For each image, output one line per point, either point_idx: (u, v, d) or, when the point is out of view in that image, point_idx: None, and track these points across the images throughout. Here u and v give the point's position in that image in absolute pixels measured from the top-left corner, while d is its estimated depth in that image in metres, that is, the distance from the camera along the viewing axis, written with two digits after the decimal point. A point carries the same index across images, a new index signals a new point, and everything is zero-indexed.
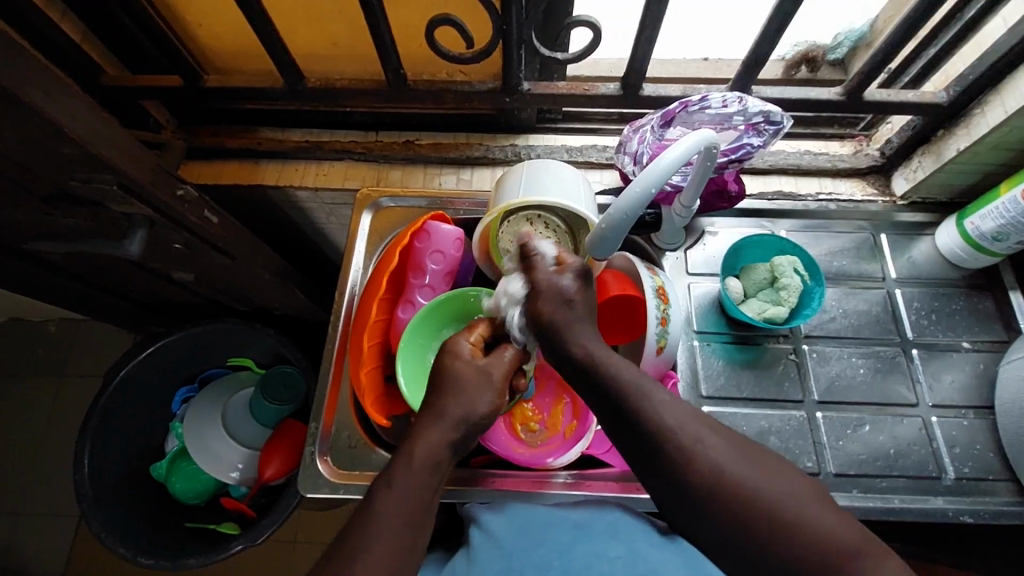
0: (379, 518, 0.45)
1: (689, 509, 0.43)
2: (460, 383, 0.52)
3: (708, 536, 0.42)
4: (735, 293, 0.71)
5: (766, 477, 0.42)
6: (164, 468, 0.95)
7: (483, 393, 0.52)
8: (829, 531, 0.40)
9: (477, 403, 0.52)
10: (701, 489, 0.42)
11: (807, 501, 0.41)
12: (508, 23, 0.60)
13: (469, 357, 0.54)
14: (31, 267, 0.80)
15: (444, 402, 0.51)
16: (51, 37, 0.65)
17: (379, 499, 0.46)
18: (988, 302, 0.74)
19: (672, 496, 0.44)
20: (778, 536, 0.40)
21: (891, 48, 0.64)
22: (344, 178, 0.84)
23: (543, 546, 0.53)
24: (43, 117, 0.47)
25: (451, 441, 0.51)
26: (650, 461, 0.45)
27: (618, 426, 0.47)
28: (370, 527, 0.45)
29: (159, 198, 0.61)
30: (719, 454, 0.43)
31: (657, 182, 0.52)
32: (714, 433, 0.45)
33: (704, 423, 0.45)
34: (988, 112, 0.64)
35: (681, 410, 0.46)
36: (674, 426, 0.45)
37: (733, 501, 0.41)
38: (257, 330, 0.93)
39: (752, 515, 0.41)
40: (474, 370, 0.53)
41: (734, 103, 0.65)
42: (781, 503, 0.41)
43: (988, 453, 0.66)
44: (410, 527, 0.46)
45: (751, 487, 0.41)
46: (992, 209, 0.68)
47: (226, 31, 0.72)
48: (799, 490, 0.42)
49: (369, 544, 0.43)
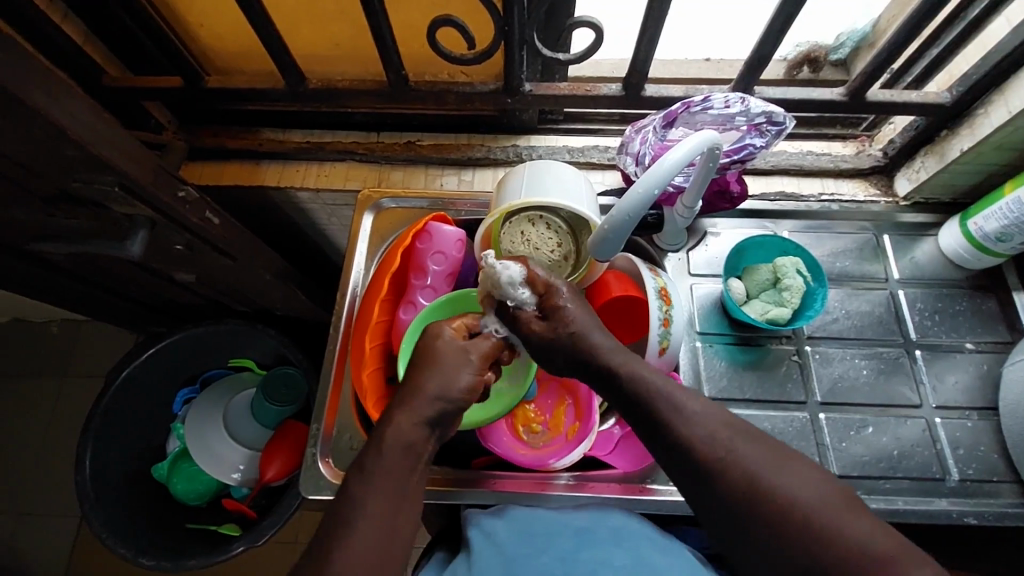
0: (360, 500, 0.46)
1: (724, 520, 0.43)
2: (437, 362, 0.53)
3: (726, 527, 0.43)
4: (738, 294, 0.71)
5: (798, 485, 0.42)
6: (165, 469, 0.95)
7: (459, 370, 0.53)
8: (848, 518, 0.40)
9: (454, 380, 0.52)
10: (732, 498, 0.43)
11: (842, 512, 0.40)
12: (510, 24, 0.60)
13: (450, 337, 0.55)
14: (32, 268, 0.80)
15: (421, 381, 0.52)
16: (52, 38, 0.65)
17: (357, 482, 0.47)
18: (991, 303, 0.74)
19: (708, 508, 0.44)
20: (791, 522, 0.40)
21: (894, 48, 0.64)
22: (345, 179, 0.84)
23: (546, 554, 0.53)
24: (44, 118, 0.47)
25: (427, 418, 0.51)
26: (668, 453, 0.47)
27: (651, 437, 0.48)
28: (352, 511, 0.45)
29: (161, 199, 0.61)
30: (751, 461, 0.43)
31: (660, 183, 0.51)
32: (747, 441, 0.45)
33: (736, 431, 0.46)
34: (992, 112, 0.64)
35: (714, 419, 0.47)
36: (688, 419, 0.47)
37: (765, 509, 0.41)
38: (258, 331, 0.93)
39: (784, 522, 0.40)
40: (452, 348, 0.54)
41: (736, 103, 0.64)
42: (813, 510, 0.40)
43: (992, 454, 0.66)
44: (391, 511, 0.46)
45: (778, 491, 0.41)
46: (996, 209, 0.67)
47: (228, 32, 0.72)
48: (832, 497, 0.41)
49: (352, 525, 0.44)
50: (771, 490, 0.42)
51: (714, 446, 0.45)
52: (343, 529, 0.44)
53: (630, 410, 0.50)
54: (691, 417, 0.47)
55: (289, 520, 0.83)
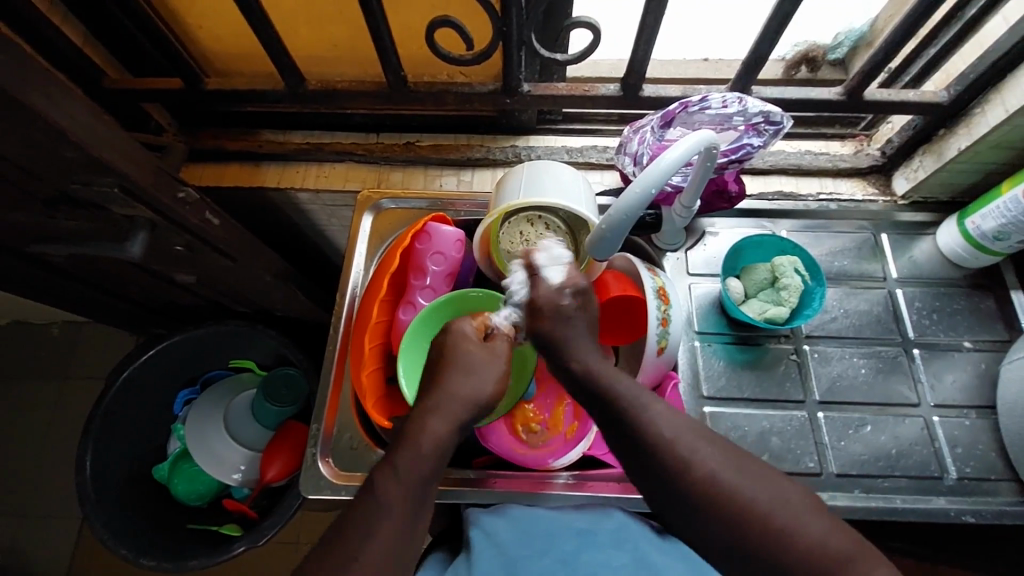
0: (382, 506, 0.46)
1: (689, 521, 0.45)
2: (469, 364, 0.53)
3: (689, 525, 0.45)
4: (736, 292, 0.71)
5: (757, 486, 0.44)
6: (166, 470, 0.96)
7: (492, 376, 0.54)
8: (807, 521, 0.43)
9: (485, 386, 0.53)
10: (696, 500, 0.44)
11: (802, 510, 0.43)
12: (508, 24, 0.60)
13: (478, 338, 0.56)
14: (34, 270, 0.80)
15: (452, 384, 0.52)
16: (52, 41, 0.65)
17: (381, 486, 0.47)
18: (989, 302, 0.74)
19: (675, 507, 0.46)
20: (754, 525, 0.43)
21: (891, 47, 0.64)
22: (344, 180, 0.84)
23: (547, 556, 0.53)
24: (44, 121, 0.47)
25: (458, 422, 0.51)
26: (637, 456, 0.48)
27: (618, 437, 0.49)
28: (372, 516, 0.45)
29: (161, 200, 0.61)
30: (714, 463, 0.45)
31: (657, 182, 0.52)
32: (706, 441, 0.47)
33: (694, 432, 0.47)
34: (989, 111, 0.64)
35: (670, 417, 0.48)
36: (658, 423, 0.48)
37: (728, 512, 0.43)
38: (258, 331, 0.94)
39: (749, 526, 0.43)
40: (481, 350, 0.55)
41: (734, 103, 0.65)
42: (774, 510, 0.43)
43: (989, 453, 0.66)
44: (413, 516, 0.46)
45: (742, 496, 0.44)
46: (994, 208, 0.67)
47: (228, 34, 0.72)
48: (783, 492, 0.44)
49: (370, 531, 0.44)
50: (735, 492, 0.44)
51: (676, 447, 0.46)
52: (359, 536, 0.44)
53: (594, 410, 0.51)
54: (654, 418, 0.48)
55: (290, 520, 0.83)
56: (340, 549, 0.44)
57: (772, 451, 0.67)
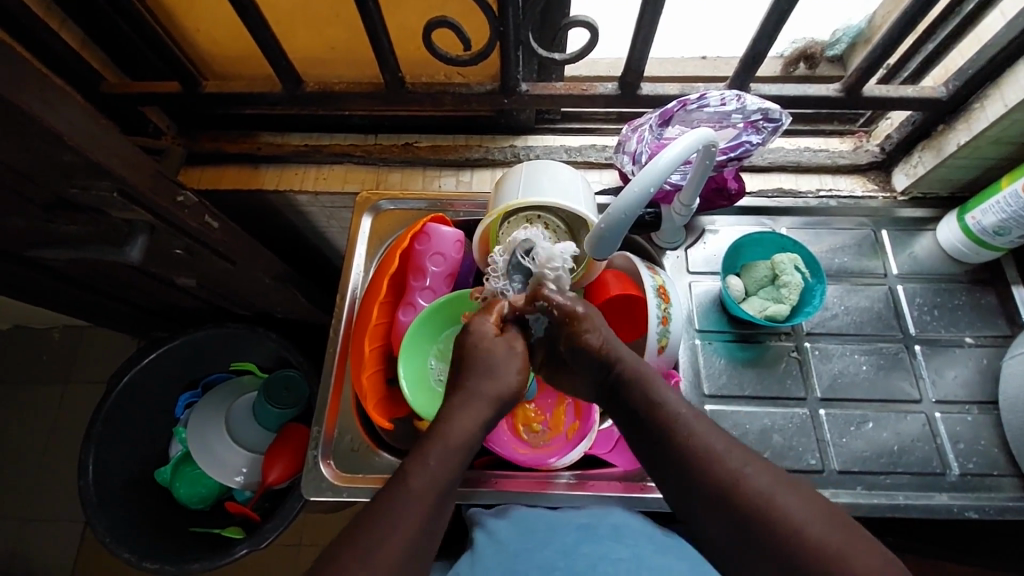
0: (412, 496, 0.48)
1: (721, 524, 0.46)
2: (489, 364, 0.54)
3: (716, 530, 0.46)
4: (736, 290, 0.71)
5: (806, 508, 0.44)
6: (168, 473, 0.96)
7: (514, 370, 0.55)
8: (831, 538, 0.43)
9: (510, 380, 0.55)
10: (744, 515, 0.45)
11: (831, 528, 0.43)
12: (505, 24, 0.60)
13: (493, 333, 0.56)
14: (35, 275, 0.80)
15: (477, 384, 0.54)
16: (49, 45, 0.65)
17: (415, 474, 0.49)
18: (990, 297, 0.74)
19: (714, 522, 0.46)
20: (778, 535, 0.43)
21: (889, 43, 0.64)
22: (343, 182, 0.84)
23: (548, 547, 0.53)
24: (41, 124, 0.47)
25: (483, 418, 0.53)
26: (669, 460, 0.49)
27: (651, 441, 0.51)
28: (404, 506, 0.47)
29: (159, 204, 0.61)
30: (766, 484, 0.46)
31: (656, 181, 0.51)
32: (758, 461, 0.47)
33: (745, 453, 0.48)
34: (988, 106, 0.64)
35: (720, 436, 0.49)
36: (691, 430, 0.49)
37: (773, 531, 0.44)
38: (258, 334, 0.94)
39: (782, 538, 0.43)
40: (498, 347, 0.55)
41: (732, 100, 0.65)
42: (821, 533, 0.43)
43: (992, 448, 0.66)
44: (429, 516, 0.47)
45: (773, 507, 0.44)
46: (994, 203, 0.67)
47: (226, 37, 0.72)
48: (825, 515, 0.44)
49: (400, 524, 0.46)
50: (785, 513, 0.44)
51: (728, 462, 0.47)
52: (391, 526, 0.46)
53: (641, 425, 0.52)
54: (697, 428, 0.49)
55: (292, 523, 0.83)
56: (370, 536, 0.45)
57: (774, 449, 0.67)
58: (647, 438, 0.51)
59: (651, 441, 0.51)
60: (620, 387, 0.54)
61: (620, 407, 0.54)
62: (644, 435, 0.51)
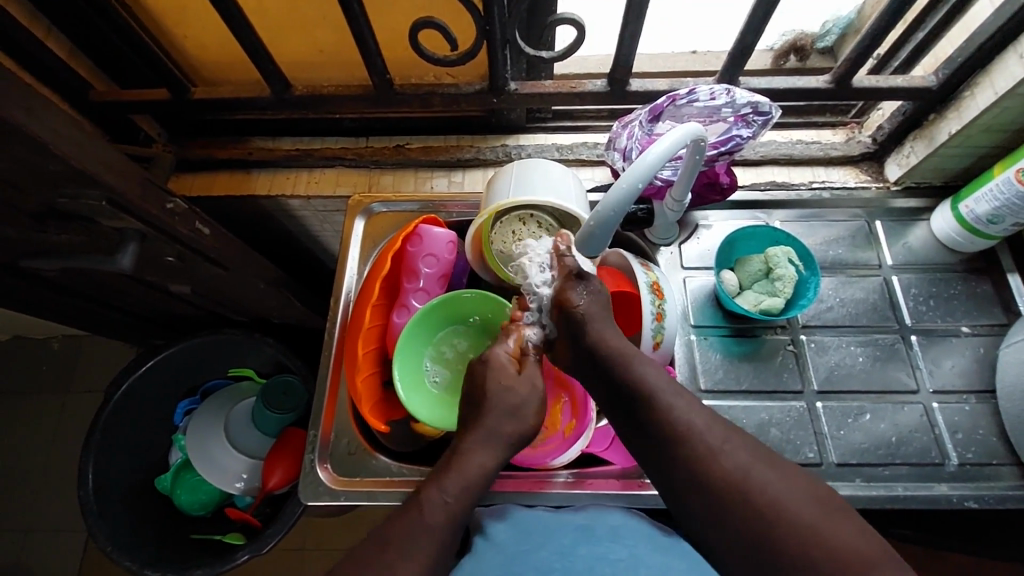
0: (423, 529, 0.48)
1: (702, 503, 0.46)
2: (511, 402, 0.55)
3: (697, 506, 0.47)
4: (731, 285, 0.71)
5: (783, 484, 0.45)
6: (169, 481, 0.96)
7: (531, 409, 0.56)
8: (812, 515, 0.43)
9: (526, 419, 0.55)
10: (726, 494, 0.45)
11: (812, 504, 0.44)
12: (491, 23, 0.60)
13: (514, 369, 0.56)
14: (28, 285, 0.80)
15: (499, 421, 0.54)
16: (37, 56, 0.65)
17: (428, 509, 0.49)
18: (986, 285, 0.73)
19: (694, 500, 0.47)
20: (759, 511, 0.44)
21: (877, 34, 0.63)
22: (335, 186, 0.84)
23: (545, 548, 0.53)
24: (26, 133, 0.47)
25: (498, 457, 0.54)
26: (656, 441, 0.50)
27: (637, 423, 0.51)
28: (414, 536, 0.48)
29: (148, 211, 0.61)
30: (743, 462, 0.46)
31: (645, 176, 0.51)
32: (738, 440, 0.48)
33: (730, 434, 0.48)
34: (978, 94, 0.64)
35: (702, 415, 0.50)
36: (681, 412, 0.50)
37: (748, 505, 0.44)
38: (254, 339, 0.93)
39: (760, 514, 0.44)
40: (522, 384, 0.56)
41: (721, 95, 0.65)
42: (799, 507, 0.43)
43: (990, 437, 0.66)
44: (441, 552, 0.48)
45: (754, 485, 0.45)
46: (987, 191, 0.67)
47: (214, 43, 0.72)
48: (808, 494, 0.45)
49: (410, 554, 0.47)
50: (762, 488, 0.45)
51: (710, 443, 0.47)
52: (398, 555, 0.46)
53: (629, 408, 0.52)
54: (685, 412, 0.49)
55: (293, 528, 0.83)
56: (376, 562, 0.46)
57: (772, 443, 0.67)
58: (630, 415, 0.52)
59: (635, 421, 0.52)
60: (601, 364, 0.54)
61: (608, 390, 0.54)
62: (631, 416, 0.52)
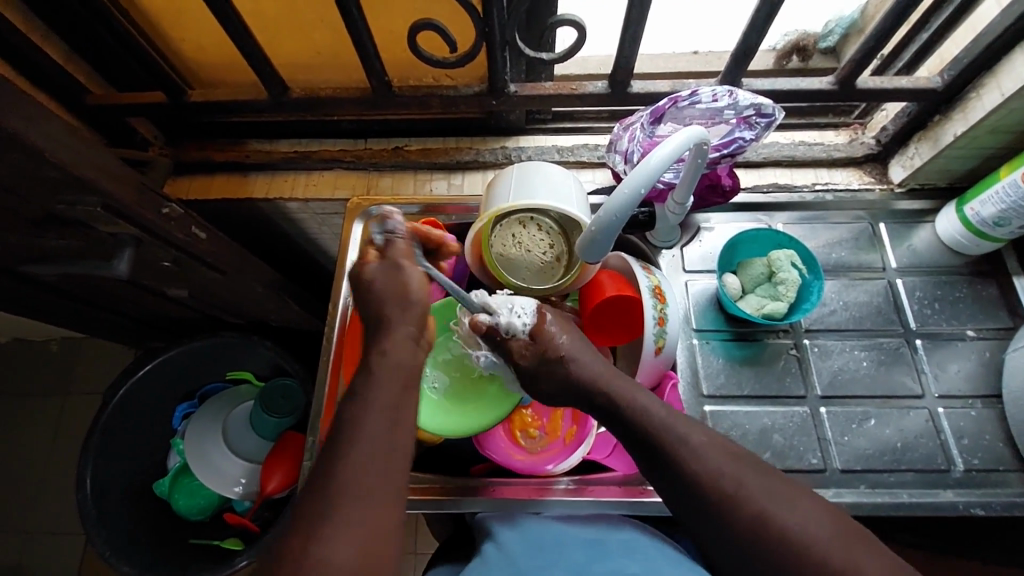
0: (355, 440, 0.47)
1: (726, 543, 0.46)
2: (382, 288, 0.56)
3: (718, 547, 0.46)
4: (733, 289, 0.70)
5: (805, 515, 0.45)
6: (166, 485, 0.94)
7: (406, 279, 0.57)
8: (834, 544, 0.43)
9: (405, 287, 0.57)
10: (747, 531, 0.45)
11: (832, 534, 0.44)
12: (490, 25, 0.59)
13: (379, 263, 0.58)
14: (26, 289, 0.80)
15: (381, 304, 0.56)
16: (31, 59, 0.64)
17: (351, 417, 0.48)
18: (992, 288, 0.72)
19: (720, 539, 0.46)
20: (782, 545, 0.43)
21: (882, 35, 0.63)
22: (333, 188, 0.83)
23: (557, 566, 0.52)
24: (21, 141, 0.46)
25: (408, 334, 0.55)
26: (672, 479, 0.48)
27: (653, 464, 0.50)
28: (346, 448, 0.46)
29: (145, 216, 0.60)
30: (761, 495, 0.46)
31: (647, 181, 0.50)
32: (750, 470, 0.48)
33: (744, 464, 0.48)
34: (985, 95, 0.63)
35: (718, 451, 0.49)
36: (694, 444, 0.49)
37: (771, 539, 0.44)
38: (252, 341, 0.93)
39: (785, 548, 0.43)
40: (388, 268, 0.58)
41: (724, 96, 0.64)
42: (822, 545, 0.43)
43: (997, 443, 0.65)
44: (380, 458, 0.46)
45: (771, 517, 0.44)
46: (993, 193, 0.66)
47: (210, 45, 0.71)
48: (830, 523, 0.45)
49: (348, 466, 0.45)
50: (782, 527, 0.44)
51: (725, 478, 0.47)
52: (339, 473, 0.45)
53: (643, 446, 0.51)
54: (699, 447, 0.49)
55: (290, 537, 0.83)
56: (322, 493, 0.44)
57: (775, 449, 0.66)
58: (647, 456, 0.51)
59: (651, 460, 0.50)
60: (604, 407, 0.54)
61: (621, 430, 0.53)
62: (650, 458, 0.50)
